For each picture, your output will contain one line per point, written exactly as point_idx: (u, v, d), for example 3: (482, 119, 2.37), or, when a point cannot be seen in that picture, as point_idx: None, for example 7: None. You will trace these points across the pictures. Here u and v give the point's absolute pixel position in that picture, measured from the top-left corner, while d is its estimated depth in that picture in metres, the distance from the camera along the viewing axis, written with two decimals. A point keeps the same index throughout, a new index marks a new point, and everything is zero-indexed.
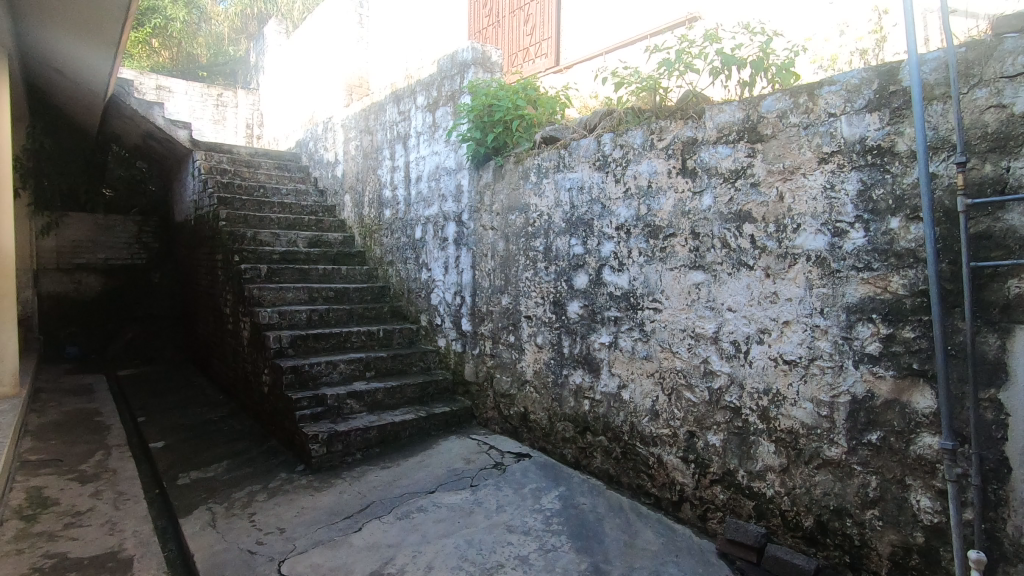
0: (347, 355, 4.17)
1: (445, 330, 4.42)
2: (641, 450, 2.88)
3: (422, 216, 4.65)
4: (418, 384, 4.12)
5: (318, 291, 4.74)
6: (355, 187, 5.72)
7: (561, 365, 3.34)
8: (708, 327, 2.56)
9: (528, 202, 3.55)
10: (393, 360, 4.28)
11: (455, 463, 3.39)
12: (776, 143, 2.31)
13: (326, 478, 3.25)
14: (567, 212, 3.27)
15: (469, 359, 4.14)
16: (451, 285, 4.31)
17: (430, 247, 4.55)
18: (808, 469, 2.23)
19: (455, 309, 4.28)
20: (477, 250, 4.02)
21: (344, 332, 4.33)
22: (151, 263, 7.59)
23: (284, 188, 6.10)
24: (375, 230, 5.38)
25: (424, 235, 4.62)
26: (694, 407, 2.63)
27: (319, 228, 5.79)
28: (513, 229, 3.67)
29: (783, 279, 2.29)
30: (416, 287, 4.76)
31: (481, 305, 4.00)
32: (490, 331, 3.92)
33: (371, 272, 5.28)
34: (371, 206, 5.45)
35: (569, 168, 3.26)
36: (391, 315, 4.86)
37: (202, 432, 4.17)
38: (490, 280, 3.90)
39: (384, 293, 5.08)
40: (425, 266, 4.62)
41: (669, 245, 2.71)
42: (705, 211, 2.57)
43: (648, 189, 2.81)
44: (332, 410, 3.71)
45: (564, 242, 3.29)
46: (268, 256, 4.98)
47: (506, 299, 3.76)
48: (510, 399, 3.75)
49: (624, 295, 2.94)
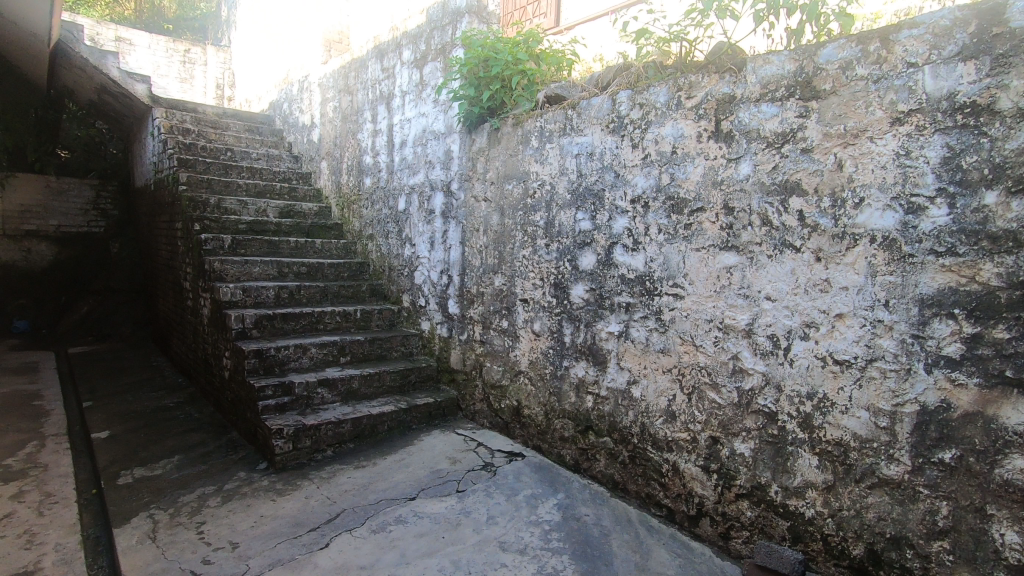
0: (319, 338, 3.73)
1: (429, 312, 4.01)
2: (653, 456, 2.53)
3: (406, 185, 4.20)
4: (398, 372, 3.72)
5: (288, 264, 4.26)
6: (333, 153, 5.23)
7: (562, 355, 2.97)
8: (741, 319, 2.19)
9: (528, 171, 3.13)
10: (371, 344, 3.88)
11: (439, 463, 3.02)
12: (836, 100, 1.92)
13: (291, 479, 2.85)
14: (574, 183, 2.86)
15: (457, 345, 3.75)
16: (438, 263, 3.88)
17: (415, 220, 4.11)
18: (859, 489, 1.89)
19: (441, 290, 3.87)
20: (468, 224, 3.60)
21: (316, 311, 3.89)
22: (109, 232, 7.01)
23: (255, 152, 5.57)
24: (354, 200, 4.91)
25: (409, 207, 4.18)
26: (719, 411, 2.28)
27: (292, 198, 5.29)
28: (510, 201, 3.25)
29: (838, 264, 1.92)
30: (399, 264, 4.33)
31: (471, 286, 3.59)
32: (480, 315, 3.52)
33: (349, 246, 4.83)
34: (350, 174, 4.97)
35: (577, 130, 2.84)
36: (370, 295, 4.43)
37: (154, 421, 3.72)
38: (481, 258, 3.49)
39: (363, 269, 4.64)
40: (409, 241, 4.19)
41: (696, 221, 2.33)
42: (741, 182, 2.18)
43: (672, 156, 2.41)
44: (300, 401, 3.29)
45: (569, 217, 2.88)
46: (233, 225, 4.48)
47: (499, 279, 3.36)
48: (501, 391, 3.38)
49: (638, 279, 2.56)
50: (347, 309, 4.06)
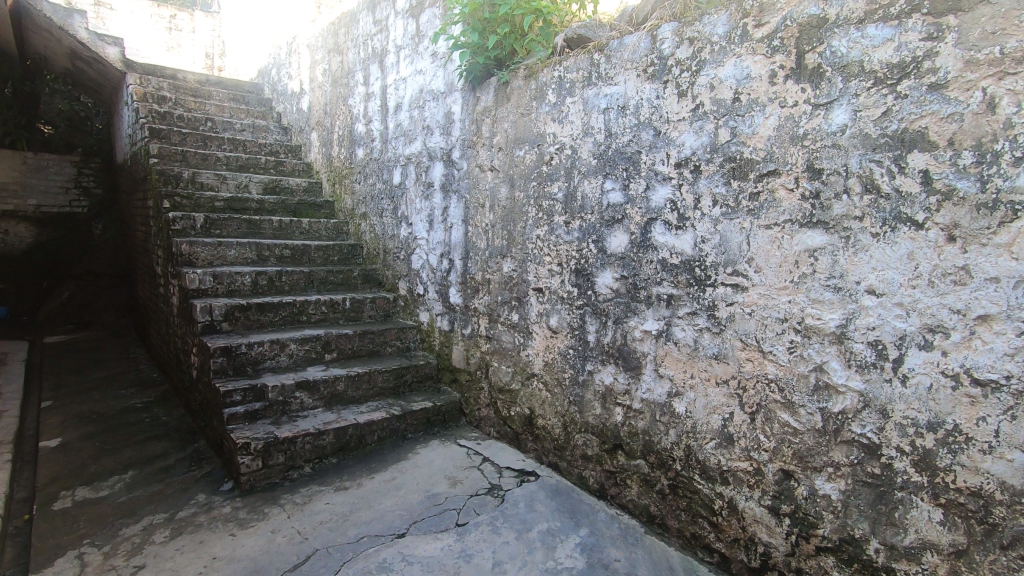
0: (300, 331, 3.23)
1: (428, 301, 3.49)
2: (702, 488, 2.01)
3: (401, 156, 3.66)
4: (392, 371, 3.22)
5: (269, 246, 3.75)
6: (323, 122, 4.68)
7: (585, 357, 2.44)
8: (830, 319, 1.65)
9: (543, 133, 2.57)
10: (361, 338, 3.38)
11: (437, 484, 2.53)
12: (991, 11, 1.34)
13: (258, 506, 2.37)
14: (601, 145, 2.30)
15: (459, 341, 3.24)
16: (437, 246, 3.35)
17: (412, 196, 3.57)
18: (1008, 560, 1.36)
19: (441, 276, 3.34)
20: (471, 199, 3.06)
21: (298, 300, 3.38)
22: (92, 212, 6.48)
23: (239, 122, 5.04)
24: (345, 174, 4.38)
25: (405, 181, 3.64)
26: (795, 438, 1.75)
27: (279, 172, 4.77)
28: (521, 170, 2.70)
29: (984, 247, 1.36)
30: (394, 246, 3.81)
31: (475, 272, 3.07)
32: (486, 306, 3.00)
33: (340, 226, 4.31)
34: (341, 145, 4.43)
35: (606, 79, 2.28)
36: (363, 281, 3.92)
37: (116, 426, 3.26)
38: (487, 240, 2.95)
39: (355, 252, 4.13)
40: (406, 220, 3.66)
41: (768, 189, 1.77)
42: (835, 135, 1.61)
43: (735, 105, 1.85)
44: (274, 407, 2.80)
45: (595, 187, 2.33)
46: (208, 203, 3.97)
47: (508, 264, 2.82)
48: (511, 396, 2.87)
49: (685, 266, 2.01)
50: (335, 297, 3.55)
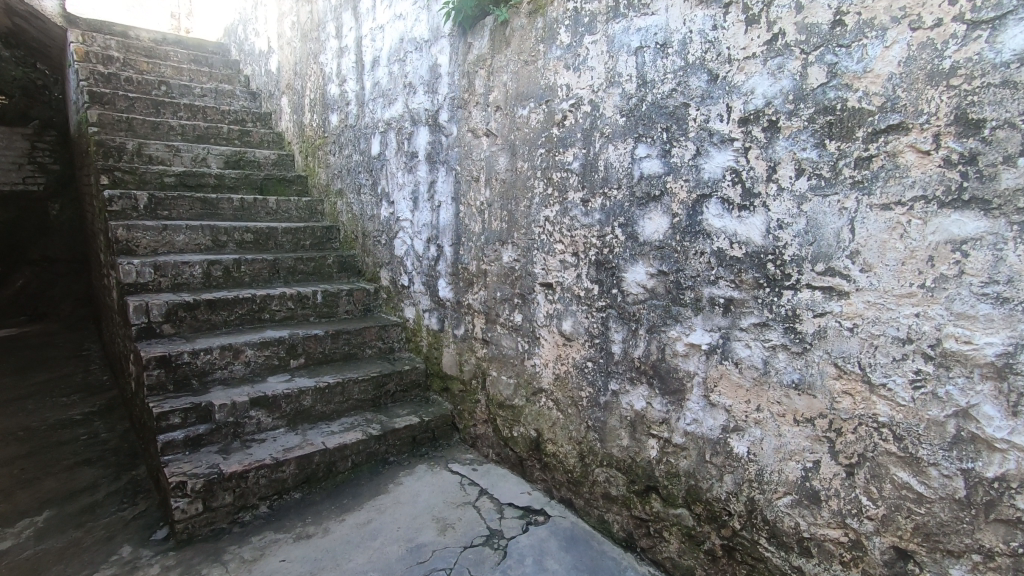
0: (260, 333, 2.70)
1: (414, 295, 2.96)
2: (771, 556, 1.51)
3: (380, 121, 3.08)
4: (370, 380, 2.70)
5: (226, 230, 3.19)
6: (293, 85, 4.08)
7: (608, 373, 1.92)
8: (986, 344, 1.11)
9: (553, 85, 2.01)
10: (334, 339, 2.84)
11: (423, 530, 2.03)
12: None
13: (194, 564, 1.88)
14: (632, 99, 1.75)
15: (451, 343, 2.72)
16: (424, 229, 2.80)
17: (393, 169, 3.00)
18: None
19: (428, 265, 2.80)
20: (462, 172, 2.50)
21: (258, 295, 2.84)
22: (48, 190, 5.87)
23: (199, 86, 4.42)
24: (319, 145, 3.80)
25: (384, 151, 3.06)
26: (918, 508, 1.24)
27: (244, 143, 4.18)
28: (525, 134, 2.14)
29: None
30: (374, 229, 3.25)
31: (468, 261, 2.53)
32: (482, 303, 2.48)
33: (313, 206, 3.75)
34: (313, 111, 3.83)
35: (639, 7, 1.70)
36: (339, 270, 3.38)
37: (44, 447, 2.74)
38: (483, 222, 2.41)
39: (330, 236, 3.58)
40: (386, 197, 3.10)
41: (887, 152, 1.23)
42: (1006, 67, 1.06)
43: (835, 30, 1.29)
44: (224, 431, 2.29)
45: (623, 155, 1.78)
46: (156, 179, 3.39)
47: (509, 253, 2.28)
48: (513, 413, 2.36)
49: (752, 260, 1.48)
50: (303, 290, 3.01)
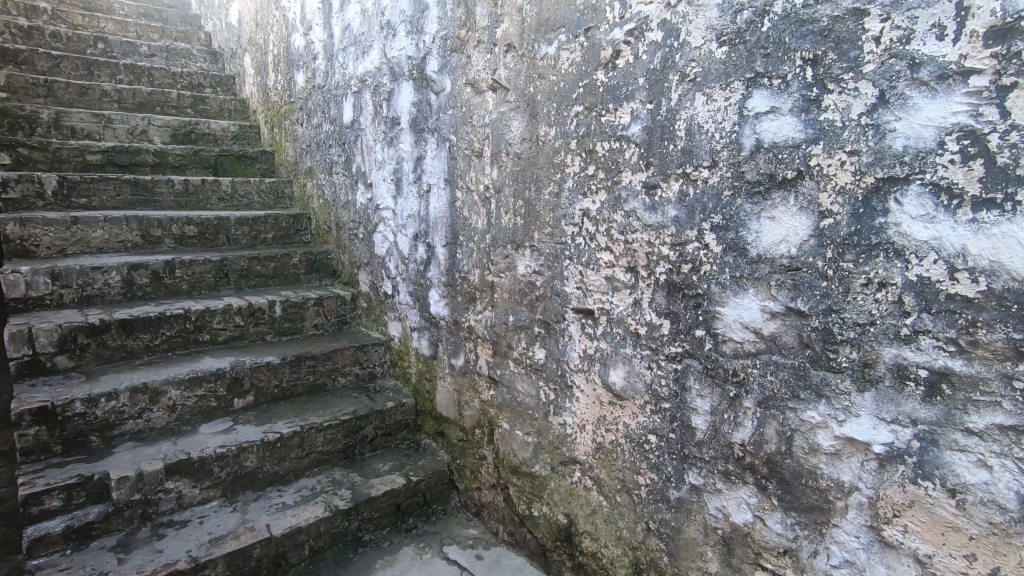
0: (193, 364, 2.03)
1: (400, 308, 2.27)
2: None
3: (352, 77, 2.35)
4: (340, 426, 2.03)
5: (160, 222, 2.48)
6: (255, 39, 3.33)
7: (684, 458, 1.24)
8: None
9: (598, 3, 1.28)
10: (294, 368, 2.17)
11: None
12: None
13: None
14: (742, 12, 1.02)
15: (447, 375, 2.04)
16: (409, 222, 2.10)
17: (369, 141, 2.28)
18: None
19: (415, 270, 2.11)
20: (459, 144, 1.78)
21: (193, 310, 2.16)
22: None
23: (145, 43, 3.66)
24: (285, 112, 3.07)
25: (358, 117, 2.34)
26: None
27: (199, 112, 3.46)
28: (551, 84, 1.42)
29: None
30: (349, 219, 2.55)
31: (468, 270, 1.82)
32: (488, 327, 1.78)
33: (279, 188, 3.04)
34: (278, 69, 3.09)
35: None
36: (307, 270, 2.69)
37: None
38: (488, 216, 1.70)
39: (299, 227, 2.88)
40: (362, 179, 2.38)
41: None
42: None
43: None
44: (127, 513, 1.63)
45: (722, 110, 1.06)
46: (76, 157, 2.68)
47: (526, 262, 1.58)
48: (533, 485, 1.69)
49: (1004, 303, 0.78)
50: (255, 300, 2.32)
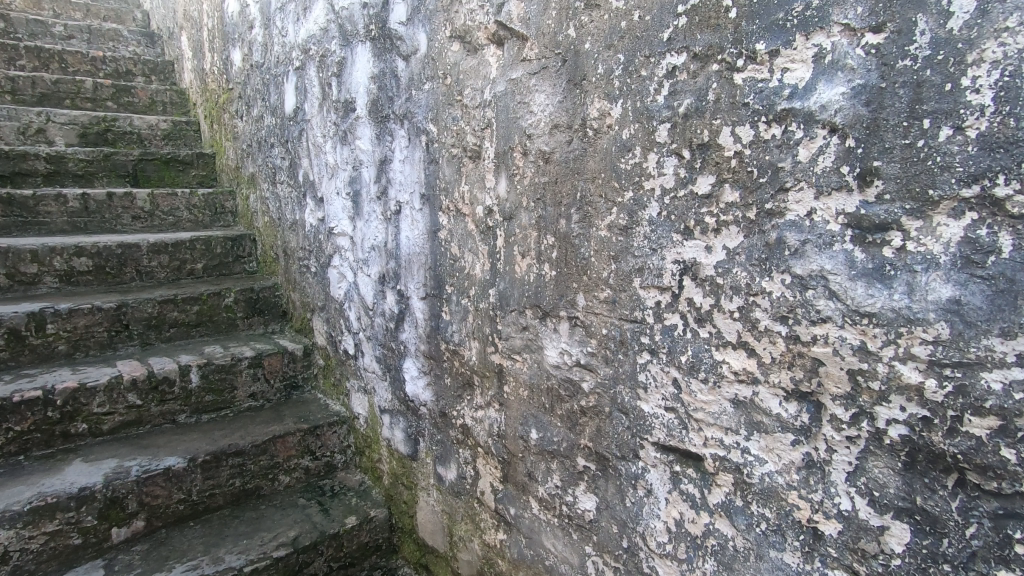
0: (48, 479, 1.34)
1: (366, 377, 1.59)
2: None
3: (293, 48, 1.66)
4: (272, 567, 1.34)
5: (33, 254, 1.79)
6: (190, 12, 2.63)
7: None
8: None
9: None
10: (211, 472, 1.49)
11: None
12: None
13: None
14: None
15: (432, 487, 1.36)
16: (372, 258, 1.41)
17: (315, 137, 1.59)
18: None
19: (383, 327, 1.42)
20: (441, 139, 1.10)
21: (59, 391, 1.47)
22: None
23: (60, 22, 2.97)
24: (223, 103, 2.38)
25: (302, 104, 1.65)
26: None
27: (123, 106, 2.76)
28: (611, 19, 0.73)
29: None
30: (297, 246, 1.86)
31: (460, 341, 1.14)
32: (494, 435, 1.10)
33: (216, 201, 2.34)
34: (213, 46, 2.40)
35: None
36: (246, 313, 1.99)
37: None
38: (491, 259, 1.02)
39: (239, 252, 2.19)
40: (311, 191, 1.70)
41: None
42: None
43: None
44: None
45: None
46: None
47: (560, 345, 0.90)
48: None
49: None
50: (160, 365, 1.64)
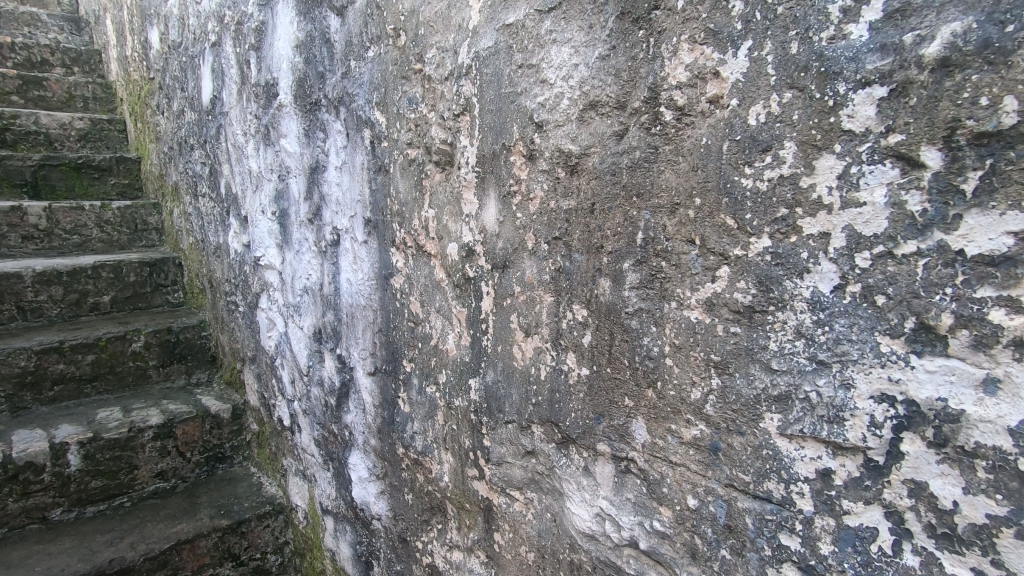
0: None
1: (305, 459, 1.17)
2: None
3: (208, 18, 1.25)
4: None
5: None
6: None
7: None
8: None
9: None
10: None
11: None
12: None
13: None
14: None
15: None
16: (305, 304, 1.00)
17: (234, 136, 1.18)
18: None
19: (322, 402, 1.01)
20: (392, 134, 0.69)
21: None
22: None
23: None
24: (145, 97, 1.94)
25: (219, 92, 1.24)
26: None
27: (32, 102, 2.29)
28: None
29: None
30: (223, 277, 1.44)
31: (424, 448, 0.74)
32: None
33: (135, 215, 1.90)
34: (133, 27, 1.96)
35: None
36: (161, 361, 1.56)
37: None
38: (472, 331, 0.62)
39: (159, 280, 1.75)
40: (235, 208, 1.28)
41: None
42: None
43: None
44: None
45: None
46: None
47: (598, 501, 0.50)
48: None
49: None
50: (23, 445, 1.20)
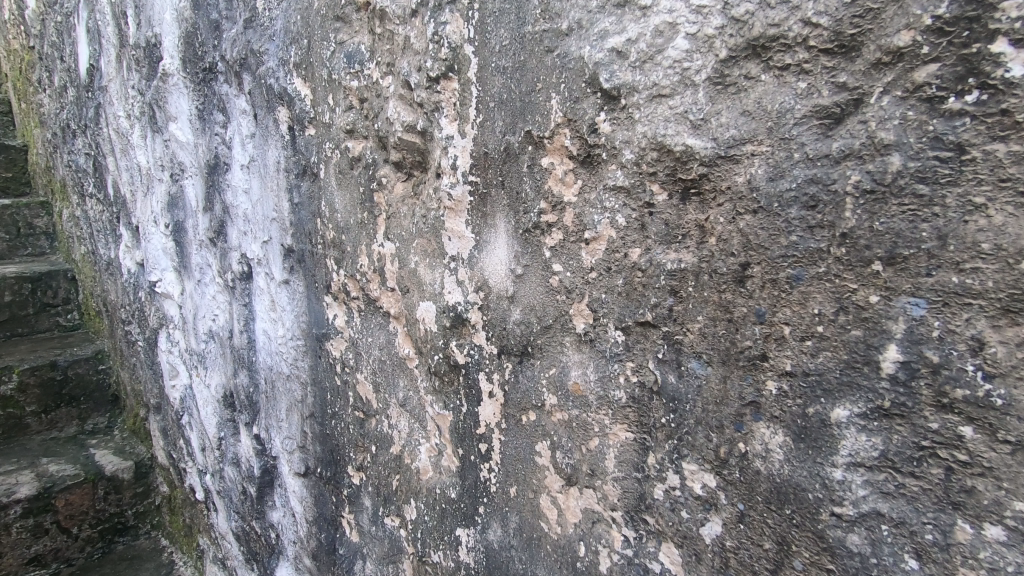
0: None
1: (223, 549, 0.90)
2: None
3: None
4: None
5: None
6: None
7: None
8: None
9: None
10: None
11: None
12: None
13: None
14: None
15: None
16: (211, 354, 0.72)
17: (114, 119, 0.87)
18: None
19: (237, 488, 0.74)
20: (318, 118, 0.43)
21: None
22: None
23: None
24: (26, 71, 1.56)
25: (97, 59, 0.92)
26: None
27: None
28: None
29: None
30: (117, 301, 1.13)
31: None
32: None
33: (18, 216, 1.49)
34: None
35: None
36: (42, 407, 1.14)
37: None
38: (460, 450, 0.39)
39: (45, 299, 1.33)
40: (124, 216, 0.97)
41: None
42: None
43: None
44: None
45: None
46: None
47: None
48: None
49: None
50: None
